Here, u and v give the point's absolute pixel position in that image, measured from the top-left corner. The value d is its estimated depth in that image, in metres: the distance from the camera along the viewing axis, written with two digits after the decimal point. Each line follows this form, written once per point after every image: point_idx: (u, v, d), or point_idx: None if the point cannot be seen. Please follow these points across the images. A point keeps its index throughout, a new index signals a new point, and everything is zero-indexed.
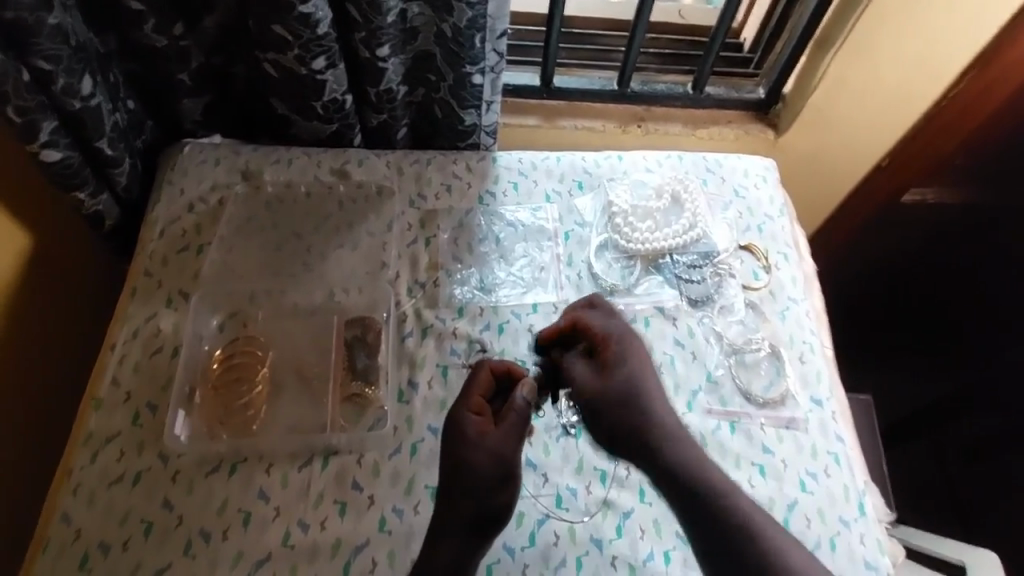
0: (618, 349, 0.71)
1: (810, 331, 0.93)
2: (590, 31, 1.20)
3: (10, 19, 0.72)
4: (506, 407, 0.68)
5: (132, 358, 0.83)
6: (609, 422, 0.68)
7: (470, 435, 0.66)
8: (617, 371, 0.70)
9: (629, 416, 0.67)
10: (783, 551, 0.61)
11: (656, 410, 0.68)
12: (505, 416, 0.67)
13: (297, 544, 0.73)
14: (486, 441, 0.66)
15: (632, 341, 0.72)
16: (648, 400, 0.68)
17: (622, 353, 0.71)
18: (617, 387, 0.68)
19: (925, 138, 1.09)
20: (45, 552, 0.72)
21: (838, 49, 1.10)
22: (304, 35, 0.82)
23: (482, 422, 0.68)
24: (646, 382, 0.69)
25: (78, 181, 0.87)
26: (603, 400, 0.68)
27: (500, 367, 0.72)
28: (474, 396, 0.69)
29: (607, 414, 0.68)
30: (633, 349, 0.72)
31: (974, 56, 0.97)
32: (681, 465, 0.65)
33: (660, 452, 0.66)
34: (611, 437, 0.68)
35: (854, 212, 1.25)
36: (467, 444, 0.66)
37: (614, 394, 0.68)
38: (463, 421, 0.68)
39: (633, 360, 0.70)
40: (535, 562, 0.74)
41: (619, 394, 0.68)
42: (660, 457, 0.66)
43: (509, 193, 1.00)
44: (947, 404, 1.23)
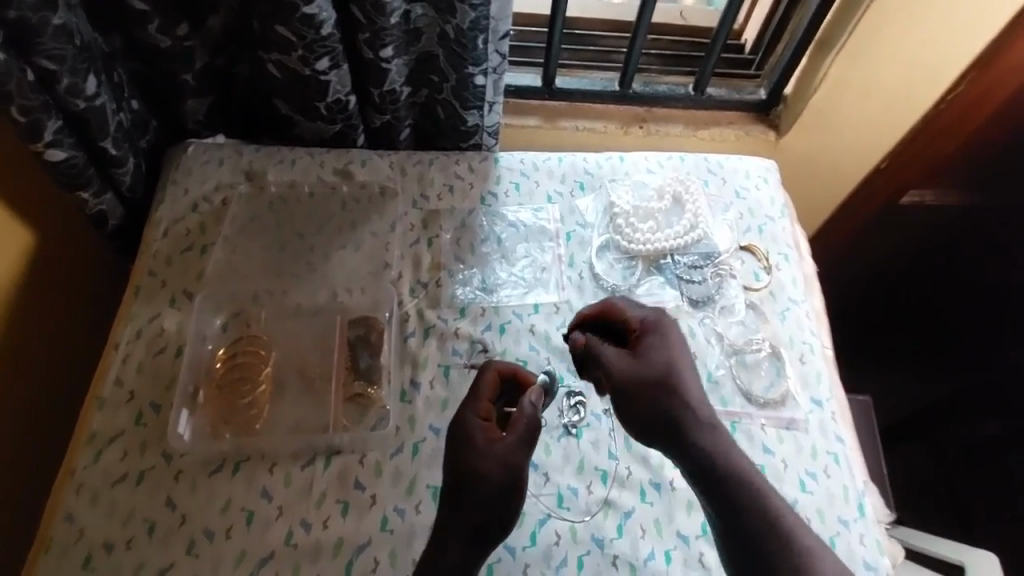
0: (656, 332, 0.71)
1: (811, 332, 0.93)
2: (591, 32, 1.21)
3: (14, 19, 0.72)
4: (515, 414, 0.69)
5: (136, 357, 0.83)
6: (639, 400, 0.67)
7: (480, 437, 0.67)
8: (654, 351, 0.69)
9: (664, 396, 0.66)
10: (812, 551, 0.59)
11: (690, 392, 0.67)
12: (514, 420, 0.69)
13: (299, 543, 0.74)
14: (495, 443, 0.67)
15: (666, 325, 0.72)
16: (683, 378, 0.68)
17: (659, 337, 0.71)
18: (655, 365, 0.68)
19: (925, 140, 1.08)
20: (49, 551, 0.72)
21: (841, 48, 1.10)
22: (308, 36, 0.83)
23: (491, 427, 0.69)
24: (683, 365, 0.69)
25: (82, 181, 0.87)
26: (635, 376, 0.68)
27: (507, 371, 0.76)
28: (483, 400, 0.72)
29: (636, 390, 0.67)
30: (671, 334, 0.71)
31: (970, 62, 0.97)
32: (710, 453, 0.65)
33: (689, 438, 0.65)
34: (640, 422, 0.67)
35: (854, 213, 1.25)
36: (473, 446, 0.67)
37: (648, 371, 0.68)
38: (473, 423, 0.69)
39: (669, 339, 0.71)
40: (536, 561, 0.75)
41: (655, 371, 0.67)
42: (690, 443, 0.65)
43: (511, 194, 1.00)
44: (947, 406, 1.23)
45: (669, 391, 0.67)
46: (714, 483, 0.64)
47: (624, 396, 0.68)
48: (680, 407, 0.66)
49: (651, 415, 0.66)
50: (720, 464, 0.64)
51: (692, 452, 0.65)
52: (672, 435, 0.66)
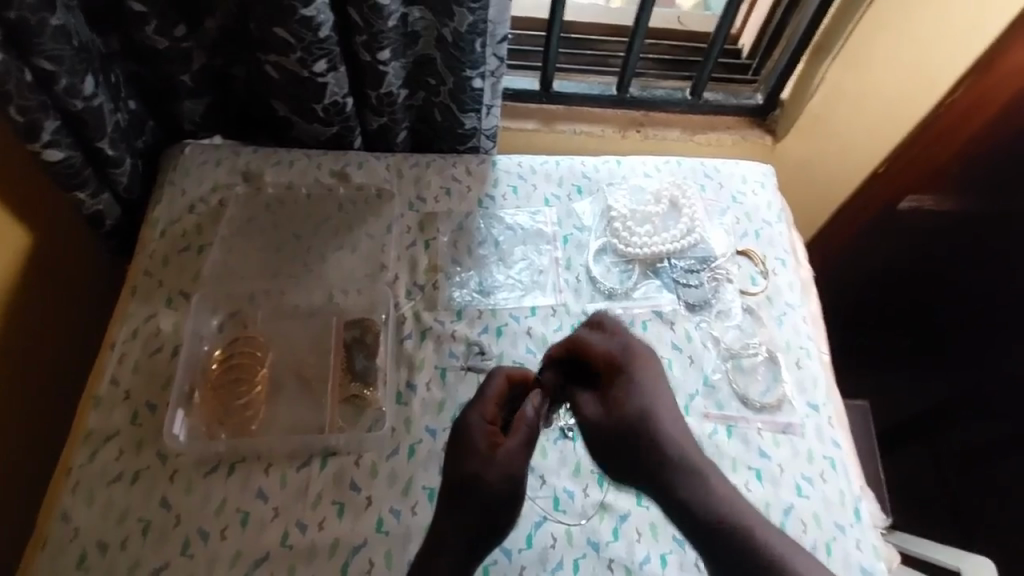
0: (628, 376, 0.72)
1: (807, 336, 0.93)
2: (590, 37, 1.21)
3: (13, 19, 0.72)
4: (517, 418, 0.70)
5: (132, 357, 0.83)
6: (617, 447, 0.69)
7: (483, 442, 0.68)
8: (630, 396, 0.70)
9: (642, 441, 0.68)
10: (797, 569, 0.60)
11: (666, 436, 0.68)
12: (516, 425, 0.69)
13: (295, 544, 0.74)
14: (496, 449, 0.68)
15: (638, 367, 0.72)
16: (657, 421, 0.69)
17: (630, 381, 0.71)
18: (629, 410, 0.69)
19: (920, 147, 1.10)
20: (44, 550, 0.72)
21: (835, 56, 1.10)
22: (307, 38, 0.83)
23: (495, 432, 0.70)
24: (660, 410, 0.70)
25: (79, 180, 0.87)
26: (610, 424, 0.70)
27: (517, 374, 0.74)
28: (490, 404, 0.71)
29: (613, 438, 0.69)
30: (645, 375, 0.72)
31: (967, 69, 0.99)
32: (694, 492, 0.66)
33: (673, 479, 0.67)
34: (624, 467, 0.69)
35: (852, 219, 1.26)
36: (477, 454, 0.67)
37: (624, 417, 0.69)
38: (475, 428, 0.69)
39: (641, 379, 0.72)
40: (532, 563, 0.75)
41: (628, 419, 0.69)
42: (670, 481, 0.67)
43: (508, 197, 1.00)
44: (944, 413, 1.23)
45: (643, 436, 0.68)
46: (703, 521, 0.64)
47: (604, 445, 0.70)
48: (659, 449, 0.68)
49: (630, 458, 0.69)
50: (704, 504, 0.65)
51: (674, 493, 0.66)
52: (650, 478, 0.68)
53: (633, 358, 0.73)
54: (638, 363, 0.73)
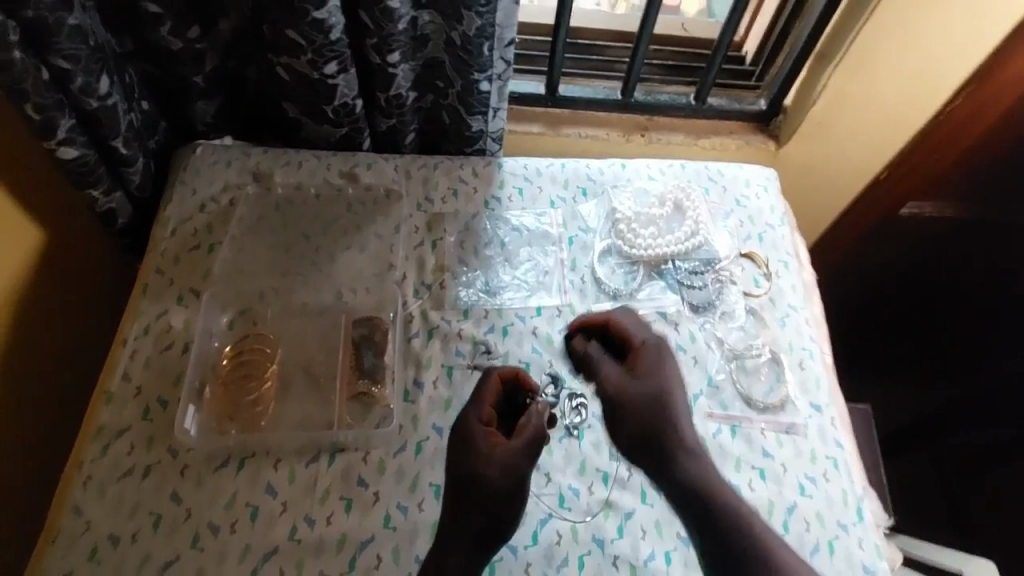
0: (654, 356, 0.79)
1: (810, 338, 0.94)
2: (595, 42, 1.23)
3: (32, 18, 0.73)
4: (521, 424, 0.71)
5: (143, 353, 0.84)
6: (632, 414, 0.75)
7: (483, 442, 0.69)
8: (651, 372, 0.78)
9: (655, 415, 0.74)
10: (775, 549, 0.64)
11: (680, 417, 0.74)
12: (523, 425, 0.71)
13: (303, 538, 0.74)
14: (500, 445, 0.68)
15: (665, 353, 0.80)
16: (671, 401, 0.76)
17: (656, 359, 0.79)
18: (651, 385, 0.76)
19: (921, 153, 1.10)
20: (56, 543, 0.72)
21: (837, 63, 1.12)
22: (318, 41, 0.84)
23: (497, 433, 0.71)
24: (677, 392, 0.77)
25: (93, 179, 0.88)
26: (632, 391, 0.76)
27: (509, 373, 0.76)
28: (486, 405, 0.73)
29: (632, 403, 0.75)
30: (668, 361, 0.80)
31: (965, 79, 0.99)
32: (693, 469, 0.71)
33: (676, 457, 0.71)
34: (634, 430, 0.74)
35: (852, 227, 1.26)
36: (478, 454, 0.68)
37: (645, 389, 0.76)
38: (479, 429, 0.71)
39: (666, 364, 0.79)
40: (537, 560, 0.75)
41: (648, 390, 0.76)
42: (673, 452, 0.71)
43: (514, 199, 1.02)
44: (946, 417, 1.24)
45: (657, 410, 0.74)
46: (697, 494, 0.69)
47: (622, 407, 0.76)
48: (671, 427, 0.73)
49: (645, 426, 0.74)
50: (702, 483, 0.70)
51: (674, 468, 0.71)
52: (659, 449, 0.72)
53: (659, 348, 0.80)
54: (662, 352, 0.80)
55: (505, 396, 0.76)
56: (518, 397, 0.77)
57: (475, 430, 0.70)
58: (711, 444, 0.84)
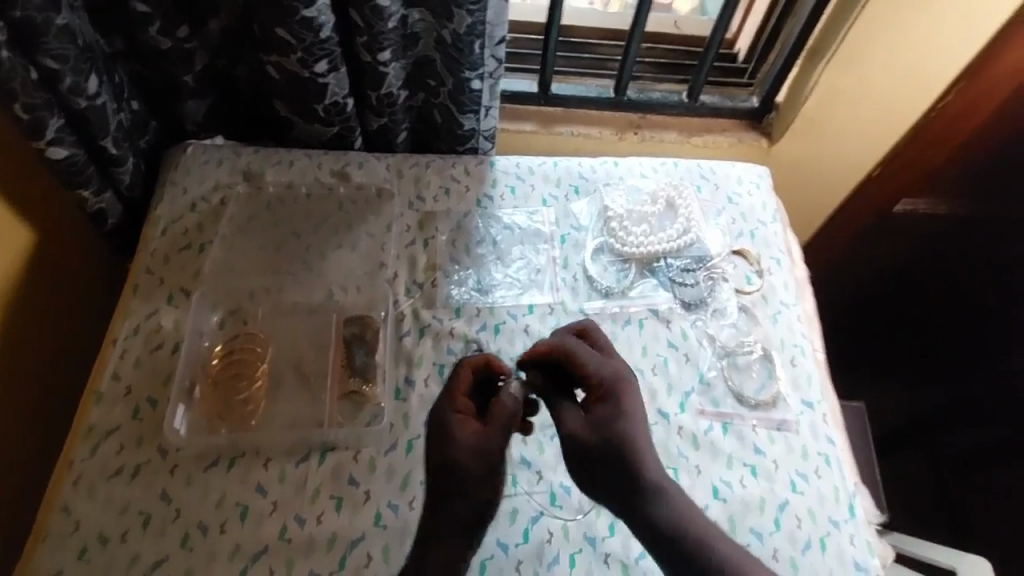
0: (614, 396, 0.69)
1: (801, 334, 0.94)
2: (587, 40, 1.23)
3: (19, 18, 0.73)
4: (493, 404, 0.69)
5: (133, 353, 0.84)
6: (591, 469, 0.66)
7: (457, 429, 0.67)
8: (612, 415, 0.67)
9: (617, 466, 0.65)
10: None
11: (643, 460, 0.65)
12: (495, 410, 0.69)
13: (293, 538, 0.74)
14: (477, 435, 0.67)
15: (624, 389, 0.69)
16: (635, 445, 0.66)
17: (613, 401, 0.68)
18: (610, 434, 0.66)
19: (915, 150, 1.10)
20: (45, 543, 0.72)
21: (829, 58, 1.10)
22: (308, 39, 0.84)
23: (472, 420, 0.69)
24: (639, 432, 0.67)
25: (82, 178, 0.88)
26: (590, 444, 0.66)
27: (479, 362, 0.75)
28: (457, 395, 0.70)
29: (589, 459, 0.66)
30: (629, 398, 0.69)
31: (956, 76, 1.00)
32: (661, 515, 0.64)
33: (641, 506, 0.65)
34: (595, 482, 0.66)
35: (842, 227, 1.27)
36: (451, 439, 0.66)
37: (604, 441, 0.65)
38: (451, 418, 0.68)
39: (627, 402, 0.68)
40: (528, 558, 0.75)
41: (607, 440, 0.65)
42: (635, 503, 0.65)
43: (506, 197, 1.01)
44: (939, 414, 1.24)
45: (618, 461, 0.65)
46: (670, 543, 0.63)
47: (580, 461, 0.66)
48: (632, 473, 0.65)
49: (606, 478, 0.65)
50: (674, 529, 0.64)
51: (642, 518, 0.65)
52: (621, 497, 0.65)
53: (620, 387, 0.69)
54: (624, 390, 0.69)
55: (477, 389, 0.74)
56: (491, 386, 0.75)
57: (449, 418, 0.68)
58: (703, 442, 0.84)
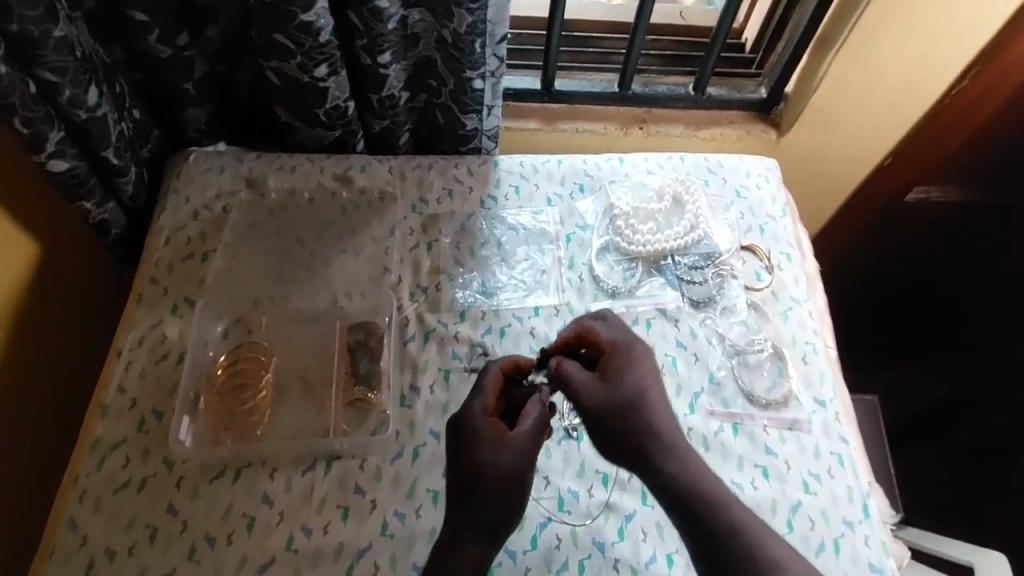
0: (627, 358, 0.70)
1: (813, 331, 0.92)
2: (591, 34, 1.20)
3: (16, 31, 0.73)
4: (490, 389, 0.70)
5: (138, 364, 0.84)
6: (607, 427, 0.66)
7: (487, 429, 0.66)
8: (626, 375, 0.68)
9: (633, 419, 0.65)
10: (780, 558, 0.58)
11: (660, 420, 0.66)
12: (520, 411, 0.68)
13: (300, 548, 0.74)
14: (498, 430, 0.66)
15: (641, 353, 0.71)
16: (649, 403, 0.66)
17: (628, 361, 0.70)
18: (631, 396, 0.66)
19: (929, 135, 1.08)
20: (53, 557, 0.73)
21: (839, 49, 1.08)
22: (307, 43, 0.83)
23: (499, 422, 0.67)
24: (654, 391, 0.68)
25: (85, 191, 0.88)
26: (607, 398, 0.66)
27: (510, 364, 0.73)
28: (490, 393, 0.70)
29: (603, 417, 0.66)
30: (644, 361, 0.70)
31: (973, 56, 0.97)
32: (679, 473, 0.63)
33: (657, 461, 0.64)
34: (610, 443, 0.66)
35: (856, 213, 1.25)
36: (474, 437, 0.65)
37: (620, 398, 0.66)
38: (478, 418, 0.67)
39: (642, 363, 0.70)
40: (537, 565, 0.75)
41: (626, 397, 0.66)
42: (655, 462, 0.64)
43: (510, 197, 1.00)
44: (953, 407, 1.23)
45: (637, 417, 0.65)
46: (681, 504, 0.62)
47: (596, 421, 0.66)
48: (647, 428, 0.65)
49: (618, 442, 0.65)
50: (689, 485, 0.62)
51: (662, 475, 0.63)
52: (639, 457, 0.64)
53: (634, 349, 0.71)
54: (637, 351, 0.71)
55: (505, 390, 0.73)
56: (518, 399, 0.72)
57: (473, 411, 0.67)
58: (713, 443, 0.83)
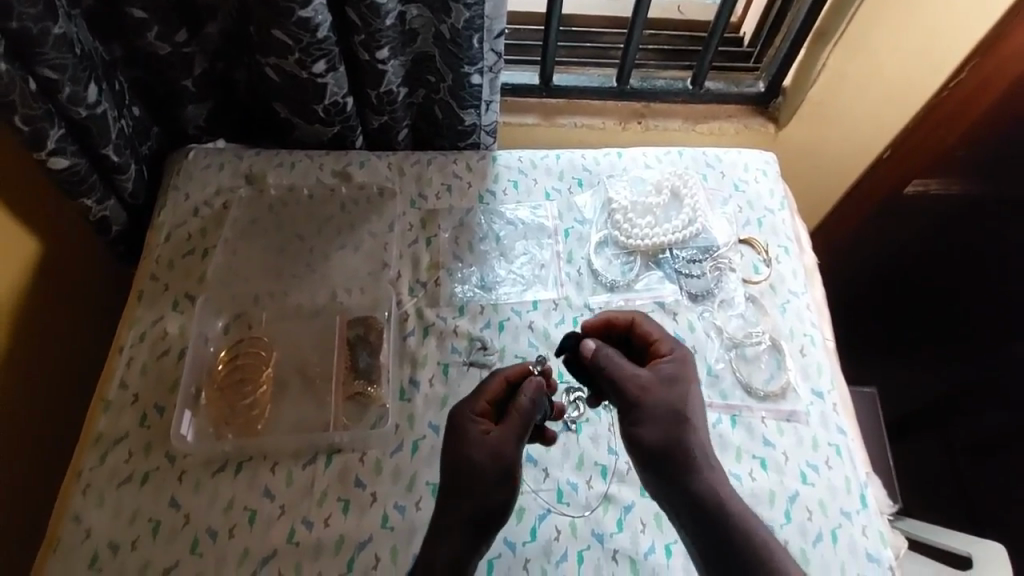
0: (678, 366, 0.71)
1: (811, 323, 0.92)
2: (590, 29, 1.21)
3: (15, 29, 0.73)
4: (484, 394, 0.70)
5: (140, 360, 0.85)
6: (649, 422, 0.66)
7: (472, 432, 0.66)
8: (676, 384, 0.69)
9: (674, 424, 0.66)
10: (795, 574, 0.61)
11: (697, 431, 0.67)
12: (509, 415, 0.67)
13: (301, 541, 0.75)
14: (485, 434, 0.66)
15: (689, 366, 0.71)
16: (691, 415, 0.67)
17: (680, 371, 0.70)
18: (676, 403, 0.67)
19: (927, 128, 1.09)
20: (56, 551, 0.74)
21: (837, 41, 1.07)
22: (304, 39, 0.83)
23: (485, 425, 0.67)
24: (696, 403, 0.69)
25: (85, 188, 0.89)
26: (659, 401, 0.67)
27: (518, 372, 0.72)
28: (483, 398, 0.70)
29: (650, 415, 0.66)
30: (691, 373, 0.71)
31: (972, 48, 0.97)
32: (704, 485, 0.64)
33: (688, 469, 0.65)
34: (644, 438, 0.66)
35: (859, 206, 1.26)
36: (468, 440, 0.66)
37: (669, 403, 0.67)
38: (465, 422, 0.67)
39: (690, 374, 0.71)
40: (536, 556, 0.75)
41: (671, 403, 0.67)
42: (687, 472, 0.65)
43: (509, 192, 1.00)
44: (952, 400, 1.23)
45: (679, 426, 0.66)
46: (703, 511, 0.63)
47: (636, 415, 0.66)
48: (684, 436, 0.66)
49: (656, 441, 0.65)
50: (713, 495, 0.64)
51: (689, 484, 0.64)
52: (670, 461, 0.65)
53: (685, 360, 0.72)
54: (687, 363, 0.72)
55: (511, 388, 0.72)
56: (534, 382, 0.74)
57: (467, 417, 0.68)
58: (711, 434, 0.83)
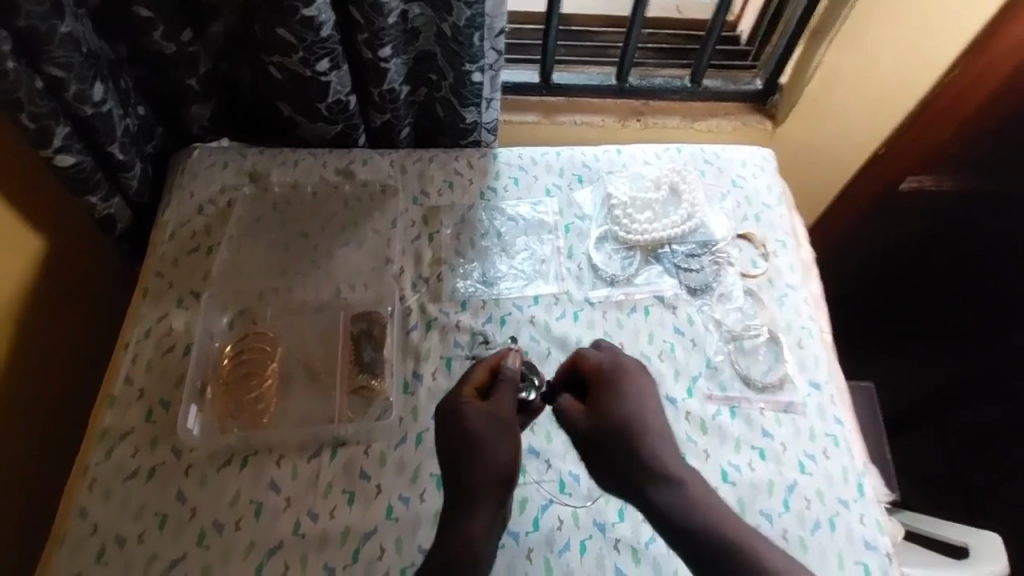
0: (615, 384, 0.74)
1: (809, 316, 0.94)
2: (589, 29, 1.23)
3: (24, 27, 0.74)
4: (470, 384, 0.73)
5: (145, 356, 0.86)
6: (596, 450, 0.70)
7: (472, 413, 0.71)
8: (615, 403, 0.72)
9: (620, 441, 0.69)
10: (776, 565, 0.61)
11: (648, 441, 0.69)
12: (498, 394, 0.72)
13: (307, 532, 0.76)
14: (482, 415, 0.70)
15: (627, 378, 0.74)
16: (637, 426, 0.70)
17: (618, 389, 0.73)
18: (616, 418, 0.70)
19: (916, 130, 1.12)
20: (64, 544, 0.75)
21: (833, 38, 1.04)
22: (308, 38, 0.84)
23: (478, 406, 0.71)
24: (642, 415, 0.71)
25: (91, 186, 0.90)
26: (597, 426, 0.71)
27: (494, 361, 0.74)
28: (470, 385, 0.73)
29: (594, 443, 0.70)
30: (631, 385, 0.74)
31: (962, 51, 1.00)
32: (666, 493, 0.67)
33: (646, 483, 0.67)
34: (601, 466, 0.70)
35: (855, 200, 1.28)
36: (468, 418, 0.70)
37: (609, 424, 0.70)
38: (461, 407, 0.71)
39: (630, 387, 0.73)
40: (539, 545, 0.76)
41: (613, 423, 0.70)
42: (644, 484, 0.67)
43: (509, 188, 1.02)
44: (950, 392, 1.24)
45: (624, 441, 0.69)
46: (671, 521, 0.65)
47: (590, 452, 0.71)
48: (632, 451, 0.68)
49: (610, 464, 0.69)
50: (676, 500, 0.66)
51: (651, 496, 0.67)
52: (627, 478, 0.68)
53: (621, 374, 0.75)
54: (624, 377, 0.74)
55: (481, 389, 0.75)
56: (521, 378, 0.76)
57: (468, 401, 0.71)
58: (710, 426, 0.84)
